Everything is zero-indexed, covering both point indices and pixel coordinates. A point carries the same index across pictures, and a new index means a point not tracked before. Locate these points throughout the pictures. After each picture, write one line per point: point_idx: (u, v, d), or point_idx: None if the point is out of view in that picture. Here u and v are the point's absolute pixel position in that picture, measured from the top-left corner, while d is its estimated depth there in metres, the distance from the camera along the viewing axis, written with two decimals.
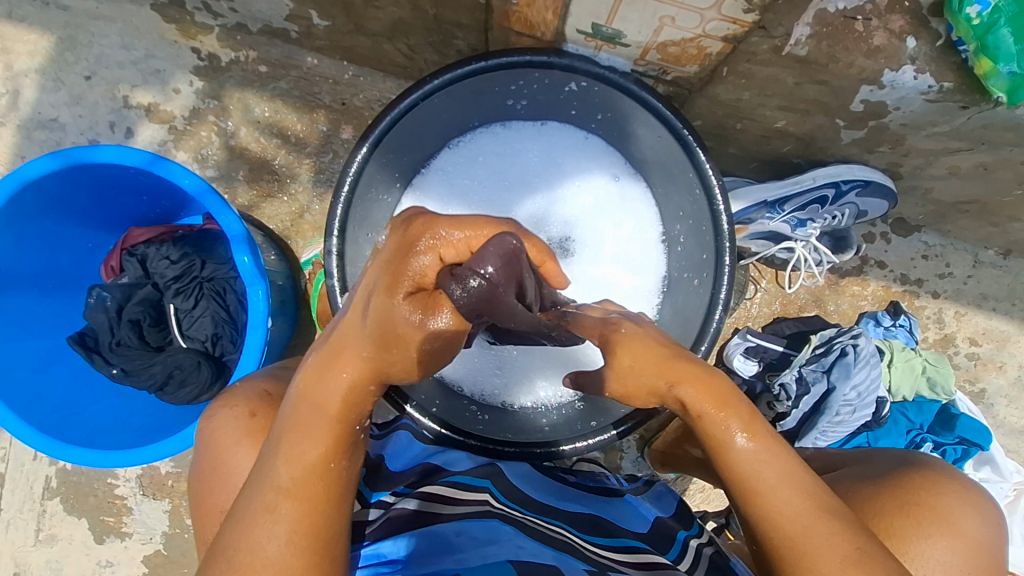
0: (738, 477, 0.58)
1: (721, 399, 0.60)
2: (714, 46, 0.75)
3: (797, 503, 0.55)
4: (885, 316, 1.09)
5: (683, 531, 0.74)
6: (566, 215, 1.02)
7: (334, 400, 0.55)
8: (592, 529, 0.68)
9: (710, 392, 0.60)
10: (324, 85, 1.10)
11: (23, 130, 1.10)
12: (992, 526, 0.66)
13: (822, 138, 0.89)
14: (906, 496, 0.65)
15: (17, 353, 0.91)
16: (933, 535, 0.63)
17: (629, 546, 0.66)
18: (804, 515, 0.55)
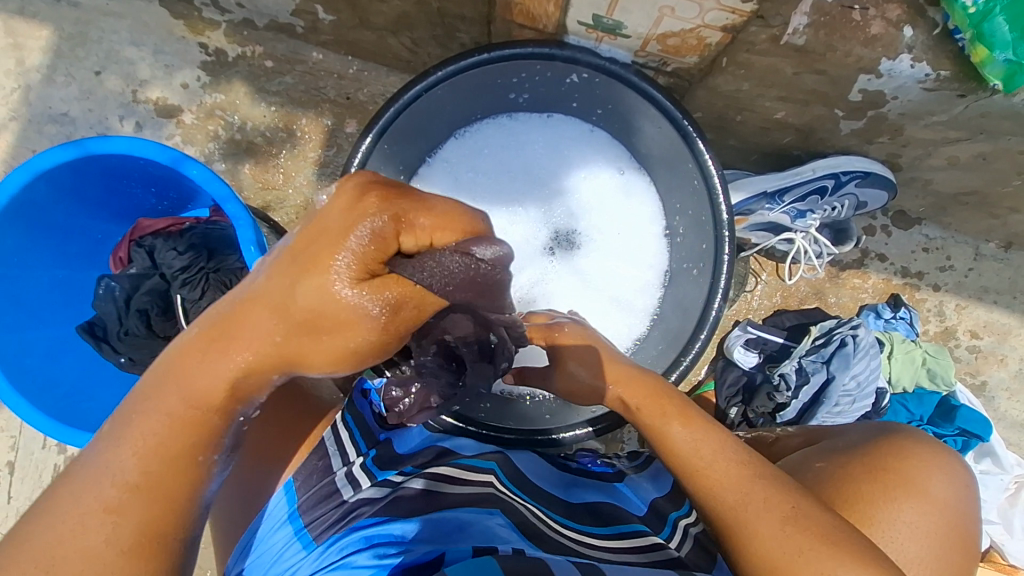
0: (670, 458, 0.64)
1: (653, 391, 0.69)
2: (713, 37, 0.76)
3: (724, 476, 0.60)
4: (886, 308, 1.09)
5: (673, 512, 0.73)
6: (570, 207, 1.03)
7: (217, 387, 0.49)
8: (595, 517, 0.70)
9: (642, 386, 0.70)
10: (329, 79, 1.12)
11: (33, 124, 1.12)
12: (959, 486, 0.69)
13: (821, 128, 0.90)
14: (873, 463, 0.68)
15: (29, 341, 0.93)
16: (899, 499, 0.65)
17: (627, 531, 0.68)
18: (731, 484, 0.59)
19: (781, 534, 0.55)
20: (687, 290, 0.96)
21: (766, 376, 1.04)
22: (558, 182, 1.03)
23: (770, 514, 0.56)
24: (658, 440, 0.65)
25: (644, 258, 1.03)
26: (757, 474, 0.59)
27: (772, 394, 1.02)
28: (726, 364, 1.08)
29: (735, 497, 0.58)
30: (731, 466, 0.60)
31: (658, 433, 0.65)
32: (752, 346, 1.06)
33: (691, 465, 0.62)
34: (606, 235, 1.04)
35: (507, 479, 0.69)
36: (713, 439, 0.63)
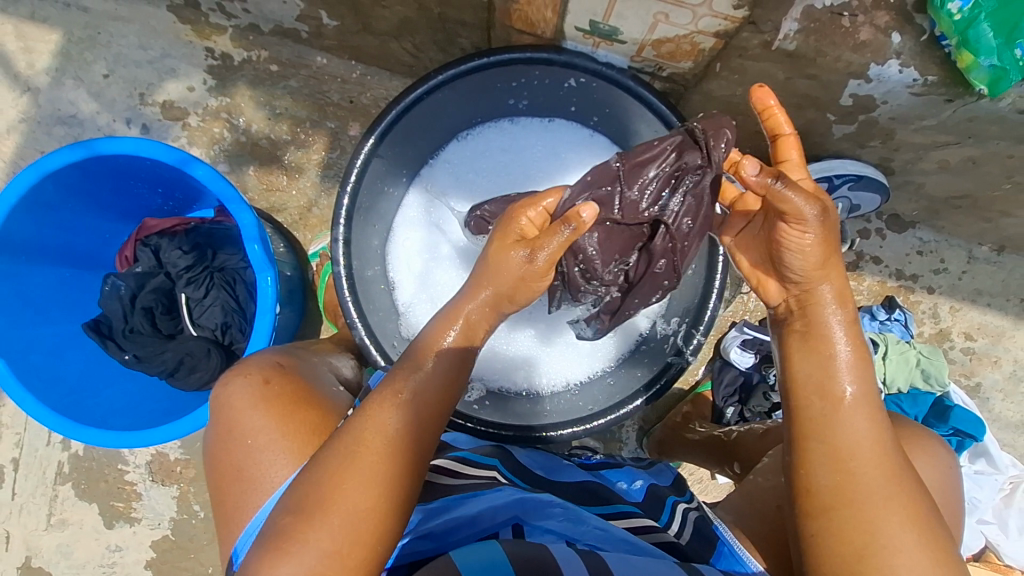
0: (836, 399, 0.62)
1: (854, 342, 0.64)
2: (706, 42, 0.78)
3: (883, 453, 0.60)
4: (880, 310, 1.12)
5: (673, 498, 0.79)
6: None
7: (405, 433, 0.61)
8: (594, 498, 0.75)
9: (845, 332, 0.64)
10: (333, 83, 1.14)
11: (43, 126, 1.15)
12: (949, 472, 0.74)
13: (815, 132, 0.92)
14: None
15: (34, 338, 0.95)
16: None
17: (624, 512, 0.73)
18: (881, 463, 0.60)
19: (906, 523, 0.58)
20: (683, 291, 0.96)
21: (763, 377, 1.07)
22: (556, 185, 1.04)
23: (899, 505, 0.58)
24: (831, 381, 0.63)
25: None
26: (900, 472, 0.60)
27: (769, 394, 1.06)
28: (723, 364, 1.11)
29: (876, 467, 0.60)
30: (891, 449, 0.61)
31: (841, 372, 0.63)
32: (749, 346, 1.08)
33: (852, 424, 0.61)
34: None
35: (510, 472, 0.74)
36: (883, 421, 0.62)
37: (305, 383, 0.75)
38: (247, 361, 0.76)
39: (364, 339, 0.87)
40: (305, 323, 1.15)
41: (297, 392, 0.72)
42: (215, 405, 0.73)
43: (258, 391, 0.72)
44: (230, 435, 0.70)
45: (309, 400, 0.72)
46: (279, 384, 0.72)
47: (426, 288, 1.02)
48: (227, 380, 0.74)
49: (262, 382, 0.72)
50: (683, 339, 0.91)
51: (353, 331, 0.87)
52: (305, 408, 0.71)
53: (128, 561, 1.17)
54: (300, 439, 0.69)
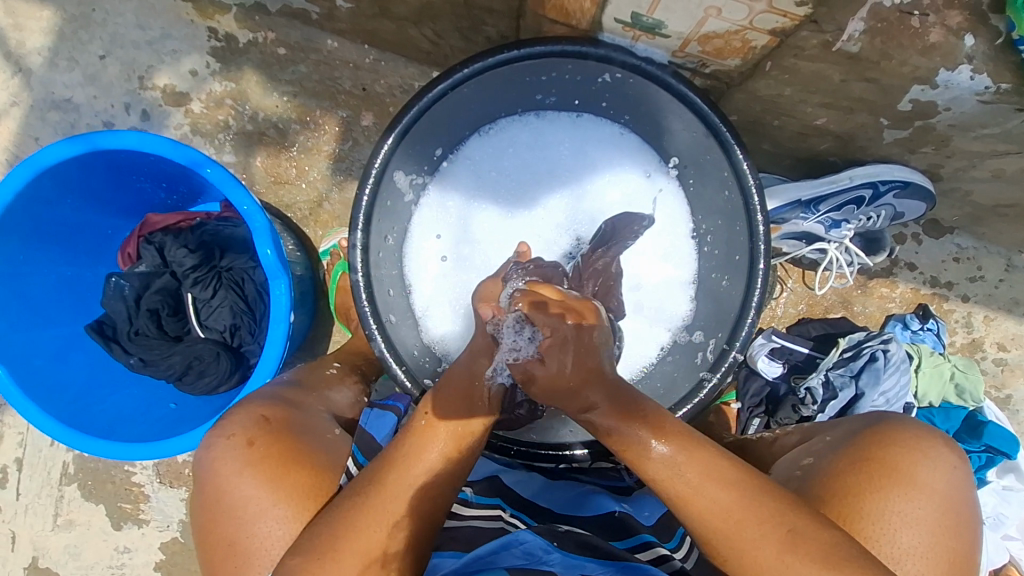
0: (672, 488, 0.62)
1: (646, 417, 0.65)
2: (760, 40, 0.71)
3: (733, 501, 0.60)
4: (914, 319, 1.08)
5: (683, 527, 0.76)
6: (598, 208, 0.99)
7: (422, 478, 0.62)
8: (614, 533, 0.73)
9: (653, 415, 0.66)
10: (344, 69, 1.07)
11: (36, 111, 1.08)
12: (953, 472, 0.68)
13: (862, 136, 0.87)
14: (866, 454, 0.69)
15: (36, 343, 0.90)
16: (886, 488, 0.66)
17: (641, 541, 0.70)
18: (740, 518, 0.60)
19: (779, 562, 0.58)
20: (715, 302, 0.91)
21: (793, 388, 1.03)
22: (583, 188, 0.99)
23: (768, 547, 0.58)
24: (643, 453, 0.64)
25: (675, 257, 0.98)
26: (760, 509, 0.60)
27: (798, 406, 1.00)
28: (749, 373, 1.06)
29: (735, 526, 0.59)
30: (732, 489, 0.61)
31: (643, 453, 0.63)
32: (778, 356, 1.05)
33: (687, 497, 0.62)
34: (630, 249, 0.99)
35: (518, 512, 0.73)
36: (713, 465, 0.62)
37: (296, 436, 0.68)
38: (230, 419, 0.68)
39: (383, 352, 0.83)
40: (315, 323, 1.10)
41: (285, 451, 0.65)
42: (198, 470, 0.67)
43: (243, 456, 0.65)
44: (220, 504, 0.64)
45: (302, 457, 0.66)
46: (265, 445, 0.65)
47: (445, 289, 0.98)
48: (210, 442, 0.67)
49: (246, 445, 0.65)
50: (714, 358, 0.85)
51: (372, 343, 0.83)
52: (296, 466, 0.64)
53: (137, 563, 1.14)
54: (296, 503, 0.63)
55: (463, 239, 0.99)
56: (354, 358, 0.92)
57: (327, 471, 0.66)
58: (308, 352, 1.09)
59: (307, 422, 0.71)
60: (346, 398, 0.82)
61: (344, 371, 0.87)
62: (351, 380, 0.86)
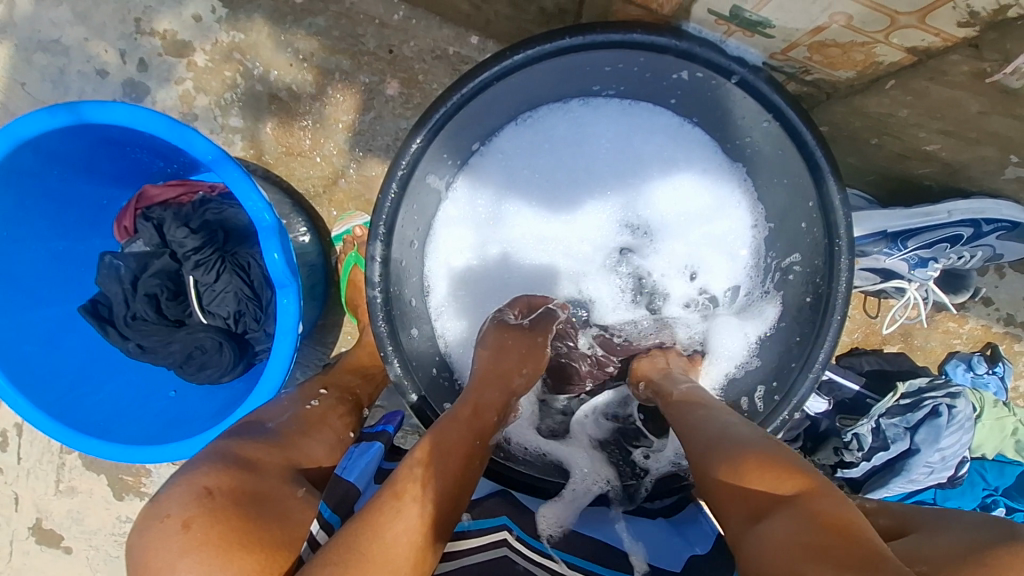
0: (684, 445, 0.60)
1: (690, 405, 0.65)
2: (889, 56, 0.59)
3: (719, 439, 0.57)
4: (980, 362, 0.97)
5: None
6: (652, 212, 0.85)
7: (489, 403, 0.64)
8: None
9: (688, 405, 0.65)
10: (369, 26, 0.92)
11: (21, 51, 0.95)
12: None
13: (977, 168, 0.73)
14: None
15: (27, 325, 0.83)
16: None
17: None
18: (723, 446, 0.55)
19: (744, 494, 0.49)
20: (776, 346, 0.78)
21: (838, 429, 0.95)
22: (632, 193, 0.85)
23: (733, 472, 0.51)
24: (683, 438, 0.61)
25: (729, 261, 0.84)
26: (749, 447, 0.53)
27: (841, 449, 0.93)
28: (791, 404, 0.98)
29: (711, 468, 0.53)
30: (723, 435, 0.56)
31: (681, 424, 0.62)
32: (825, 391, 0.96)
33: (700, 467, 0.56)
34: (679, 249, 0.85)
35: (525, 533, 0.62)
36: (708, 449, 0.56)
37: (244, 512, 0.50)
38: (161, 497, 0.50)
39: (399, 375, 0.73)
40: (324, 312, 1.01)
41: (230, 532, 0.47)
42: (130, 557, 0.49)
43: (180, 543, 0.46)
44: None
45: (251, 538, 0.48)
46: (204, 529, 0.47)
47: (472, 281, 0.85)
48: (140, 527, 0.49)
49: (181, 529, 0.47)
50: (765, 411, 0.75)
51: (387, 365, 0.73)
52: (242, 552, 0.46)
53: None
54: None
55: (496, 242, 0.86)
56: (346, 380, 0.82)
57: (283, 553, 0.49)
58: (315, 341, 1.01)
59: (275, 483, 0.56)
60: (325, 441, 0.69)
61: (327, 406, 0.74)
62: (336, 414, 0.74)
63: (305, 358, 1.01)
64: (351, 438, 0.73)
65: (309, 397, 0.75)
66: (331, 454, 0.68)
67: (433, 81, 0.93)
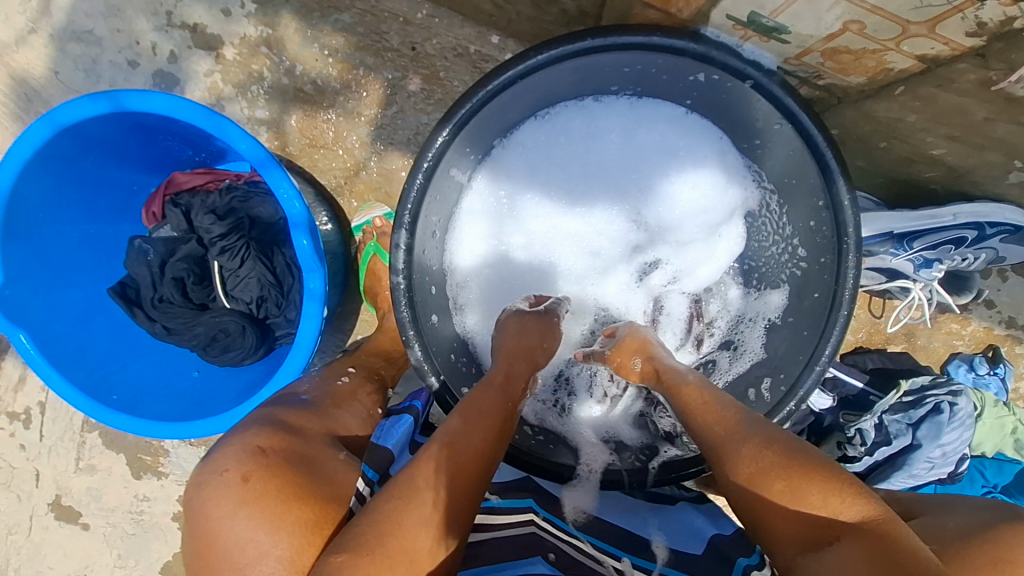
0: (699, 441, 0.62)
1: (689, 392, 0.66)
2: (900, 63, 0.61)
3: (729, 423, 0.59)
4: (981, 362, 0.99)
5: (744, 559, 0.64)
6: (679, 226, 0.88)
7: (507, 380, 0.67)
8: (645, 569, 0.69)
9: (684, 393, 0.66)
10: (393, 24, 0.95)
11: (55, 41, 0.98)
12: None
13: (982, 173, 0.75)
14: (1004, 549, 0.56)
15: (59, 304, 0.86)
16: None
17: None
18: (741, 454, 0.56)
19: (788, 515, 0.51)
20: (783, 340, 0.81)
21: (842, 424, 0.98)
22: (654, 203, 0.88)
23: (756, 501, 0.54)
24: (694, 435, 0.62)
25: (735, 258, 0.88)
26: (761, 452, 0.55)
27: (844, 444, 0.95)
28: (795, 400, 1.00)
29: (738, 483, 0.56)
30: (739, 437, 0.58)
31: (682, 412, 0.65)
32: (829, 388, 0.99)
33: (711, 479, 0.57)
34: (702, 267, 0.89)
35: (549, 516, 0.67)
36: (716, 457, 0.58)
37: (295, 469, 0.55)
38: (218, 454, 0.56)
39: (420, 359, 0.76)
40: (343, 300, 1.04)
41: (286, 485, 0.53)
42: (186, 512, 0.53)
43: (239, 494, 0.52)
44: (212, 554, 0.51)
45: (303, 490, 0.53)
46: (262, 481, 0.52)
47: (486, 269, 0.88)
48: (198, 483, 0.54)
49: (241, 481, 0.52)
50: (772, 404, 0.78)
51: (409, 349, 0.76)
52: (297, 502, 0.52)
53: (156, 511, 1.16)
54: (300, 541, 0.51)
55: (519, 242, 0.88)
56: (371, 361, 0.88)
57: (332, 506, 0.55)
58: (333, 328, 1.04)
59: (318, 446, 0.62)
60: (358, 413, 0.75)
61: (356, 383, 0.81)
62: (366, 391, 0.80)
63: (323, 344, 1.04)
64: (380, 414, 0.79)
65: (339, 374, 0.82)
66: (363, 426, 0.74)
67: (454, 78, 0.96)
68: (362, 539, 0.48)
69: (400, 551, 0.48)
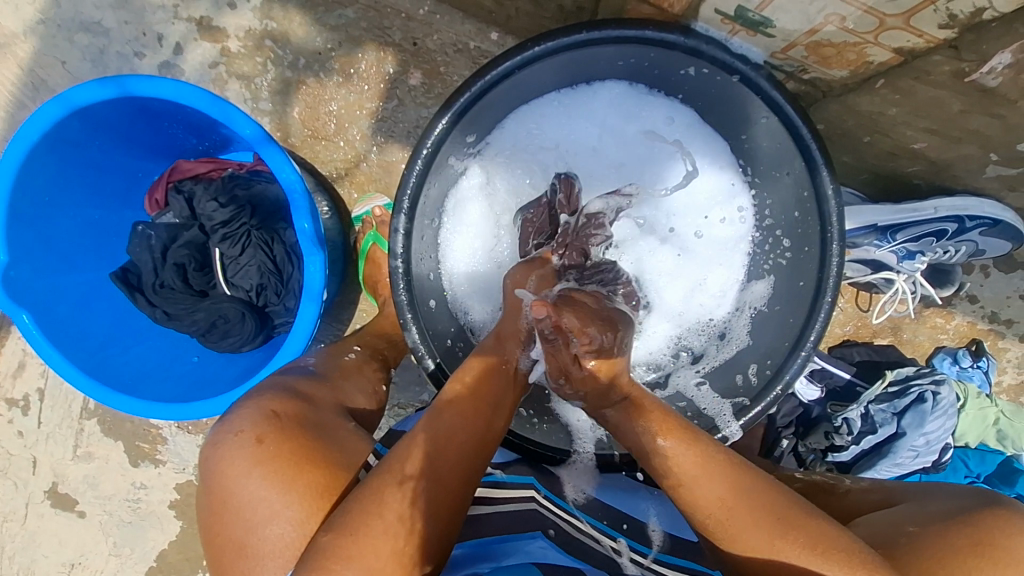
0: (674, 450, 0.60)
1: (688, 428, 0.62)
2: (879, 56, 0.64)
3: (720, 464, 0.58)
4: (965, 355, 1.01)
5: None
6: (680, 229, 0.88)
7: (472, 410, 0.62)
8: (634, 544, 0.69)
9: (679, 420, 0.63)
10: (395, 19, 0.97)
11: (63, 32, 1.00)
12: None
13: (961, 166, 0.78)
14: (977, 534, 0.53)
15: (61, 287, 0.88)
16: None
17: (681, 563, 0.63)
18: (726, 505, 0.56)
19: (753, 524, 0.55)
20: (771, 331, 0.83)
21: (829, 414, 1.00)
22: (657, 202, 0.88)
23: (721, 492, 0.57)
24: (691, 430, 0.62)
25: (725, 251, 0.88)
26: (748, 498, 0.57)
27: (831, 434, 0.97)
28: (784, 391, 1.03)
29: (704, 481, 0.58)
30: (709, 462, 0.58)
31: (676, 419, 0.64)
32: (817, 378, 1.01)
33: (673, 462, 0.59)
34: (699, 263, 0.89)
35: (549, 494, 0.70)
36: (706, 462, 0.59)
37: (307, 431, 0.62)
38: (232, 418, 0.62)
39: (417, 342, 0.79)
40: (342, 289, 1.06)
41: (296, 448, 0.59)
42: (203, 472, 0.61)
43: (252, 454, 0.59)
44: (229, 509, 0.58)
45: (314, 455, 0.60)
46: (275, 443, 0.59)
47: (481, 261, 0.90)
48: (218, 441, 0.61)
49: (256, 443, 0.59)
50: (759, 388, 0.81)
51: (406, 331, 0.79)
52: (309, 468, 0.58)
53: (153, 499, 1.17)
54: (309, 505, 0.57)
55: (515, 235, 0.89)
56: (376, 341, 0.91)
57: (342, 470, 0.60)
58: (332, 317, 1.06)
59: (329, 416, 0.67)
60: (360, 388, 0.80)
61: (362, 359, 0.85)
62: (371, 368, 0.85)
63: (321, 332, 1.06)
64: (384, 391, 0.84)
65: (345, 350, 0.86)
66: (368, 398, 0.80)
67: (453, 73, 0.99)
68: (347, 516, 0.53)
69: (377, 531, 0.51)
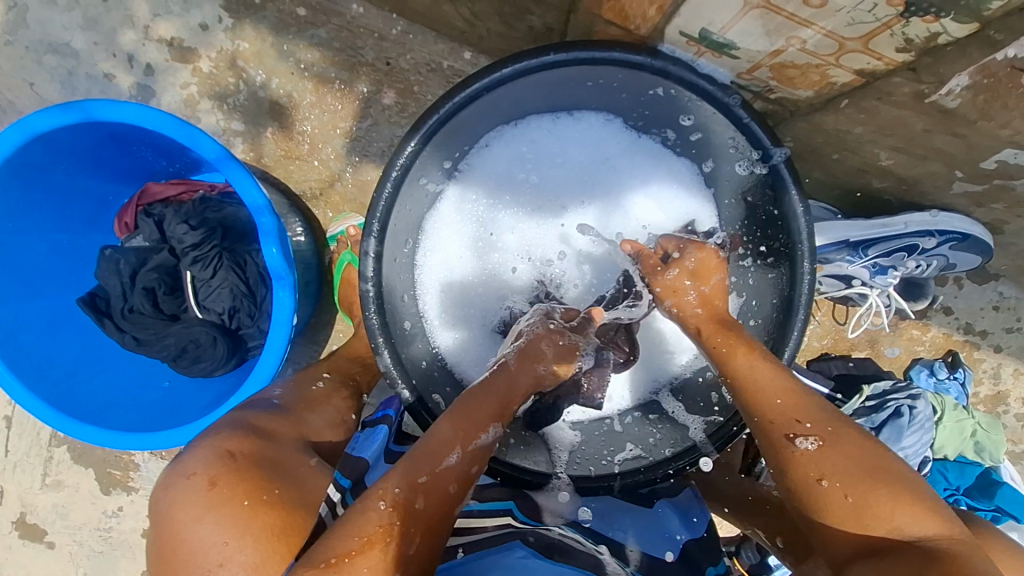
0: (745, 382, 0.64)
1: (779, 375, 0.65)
2: (842, 77, 0.65)
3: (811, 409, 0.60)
4: (941, 367, 1.02)
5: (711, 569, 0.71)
6: None
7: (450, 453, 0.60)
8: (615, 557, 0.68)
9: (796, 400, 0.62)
10: (368, 39, 0.97)
11: (31, 53, 0.98)
12: None
13: (928, 183, 0.79)
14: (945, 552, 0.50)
15: (24, 315, 0.86)
16: None
17: None
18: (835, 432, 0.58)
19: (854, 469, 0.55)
20: None
21: None
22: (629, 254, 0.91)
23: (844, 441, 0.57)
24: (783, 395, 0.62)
25: None
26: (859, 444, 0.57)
27: None
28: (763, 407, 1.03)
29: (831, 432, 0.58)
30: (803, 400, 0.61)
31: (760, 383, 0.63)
32: None
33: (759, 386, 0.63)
34: None
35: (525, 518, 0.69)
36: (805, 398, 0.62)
37: (262, 471, 0.60)
38: (184, 459, 0.61)
39: (389, 367, 0.77)
40: (317, 310, 1.05)
41: (249, 488, 0.57)
42: (156, 511, 0.59)
43: (205, 497, 0.57)
44: (179, 555, 0.56)
45: (268, 495, 0.58)
46: (228, 485, 0.57)
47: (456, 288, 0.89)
48: (167, 483, 0.59)
49: (208, 486, 0.57)
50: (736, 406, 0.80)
51: (377, 356, 0.77)
52: (263, 508, 0.57)
53: (125, 528, 1.14)
54: (263, 548, 0.55)
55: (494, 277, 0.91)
56: (348, 366, 0.89)
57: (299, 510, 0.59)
58: (308, 339, 1.05)
59: (289, 452, 0.66)
60: (328, 416, 0.78)
61: (331, 388, 0.83)
62: (340, 396, 0.83)
63: (296, 354, 1.05)
64: (352, 420, 0.82)
65: (314, 378, 0.84)
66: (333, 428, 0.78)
67: (427, 92, 0.99)
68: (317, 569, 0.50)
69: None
